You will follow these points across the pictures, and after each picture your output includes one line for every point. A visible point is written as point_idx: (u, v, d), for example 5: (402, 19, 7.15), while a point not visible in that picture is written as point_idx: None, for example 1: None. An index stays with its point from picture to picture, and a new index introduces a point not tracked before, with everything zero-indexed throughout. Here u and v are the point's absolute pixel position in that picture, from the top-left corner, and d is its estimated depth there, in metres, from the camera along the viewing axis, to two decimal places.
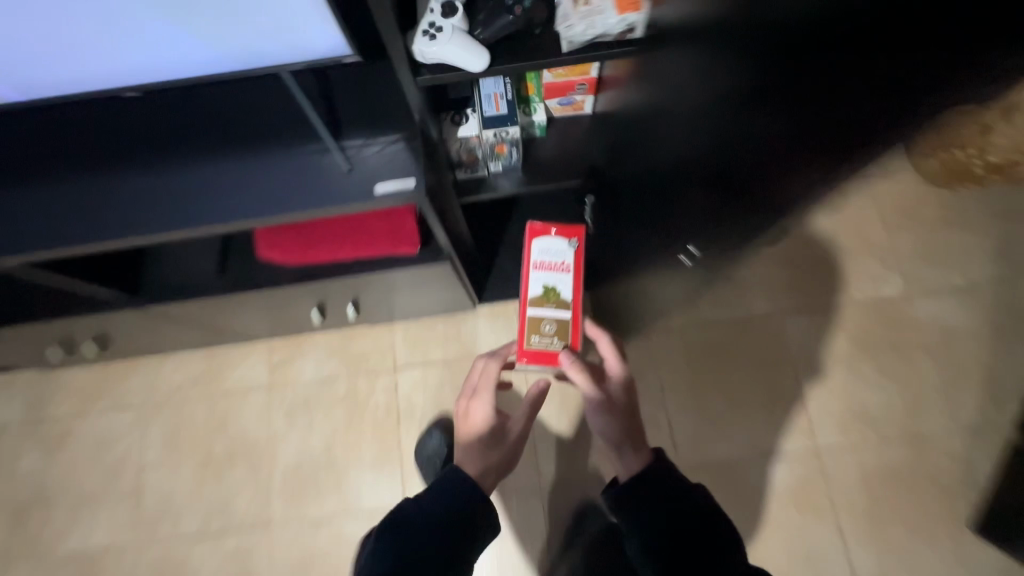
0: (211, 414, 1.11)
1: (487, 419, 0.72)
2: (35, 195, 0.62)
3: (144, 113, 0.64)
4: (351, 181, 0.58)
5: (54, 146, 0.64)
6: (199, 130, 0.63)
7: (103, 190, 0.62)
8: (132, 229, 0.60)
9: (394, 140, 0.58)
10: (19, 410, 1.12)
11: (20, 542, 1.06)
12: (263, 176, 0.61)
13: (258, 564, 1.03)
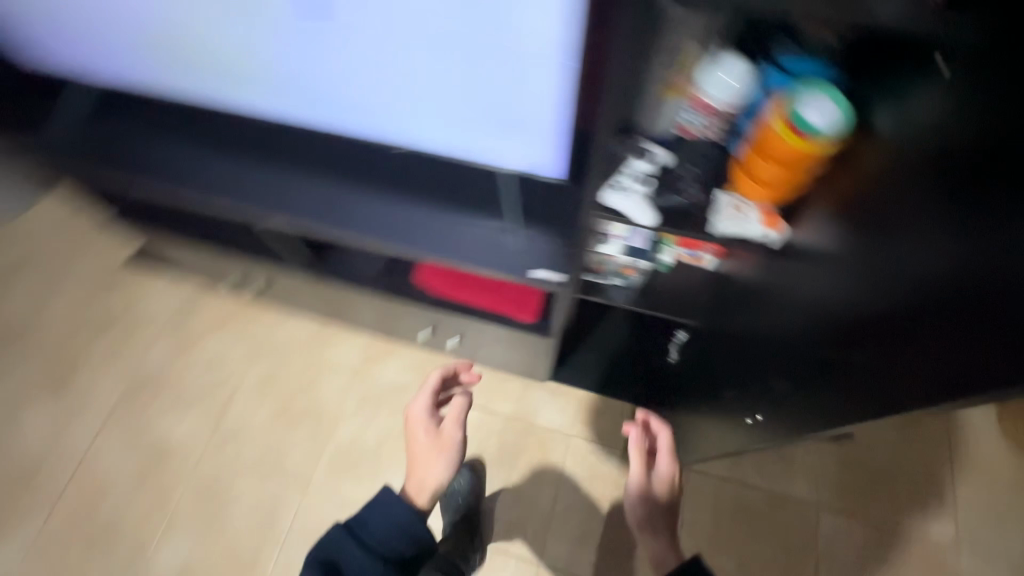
0: (302, 374, 1.32)
1: (423, 424, 0.90)
2: (293, 184, 0.84)
3: (389, 157, 0.85)
4: (514, 257, 0.77)
5: (322, 155, 0.86)
6: (419, 183, 0.83)
7: (339, 199, 0.82)
8: (343, 231, 0.80)
9: (553, 242, 0.78)
10: (174, 308, 1.42)
11: (127, 410, 1.31)
12: (451, 226, 0.80)
13: (284, 515, 1.18)
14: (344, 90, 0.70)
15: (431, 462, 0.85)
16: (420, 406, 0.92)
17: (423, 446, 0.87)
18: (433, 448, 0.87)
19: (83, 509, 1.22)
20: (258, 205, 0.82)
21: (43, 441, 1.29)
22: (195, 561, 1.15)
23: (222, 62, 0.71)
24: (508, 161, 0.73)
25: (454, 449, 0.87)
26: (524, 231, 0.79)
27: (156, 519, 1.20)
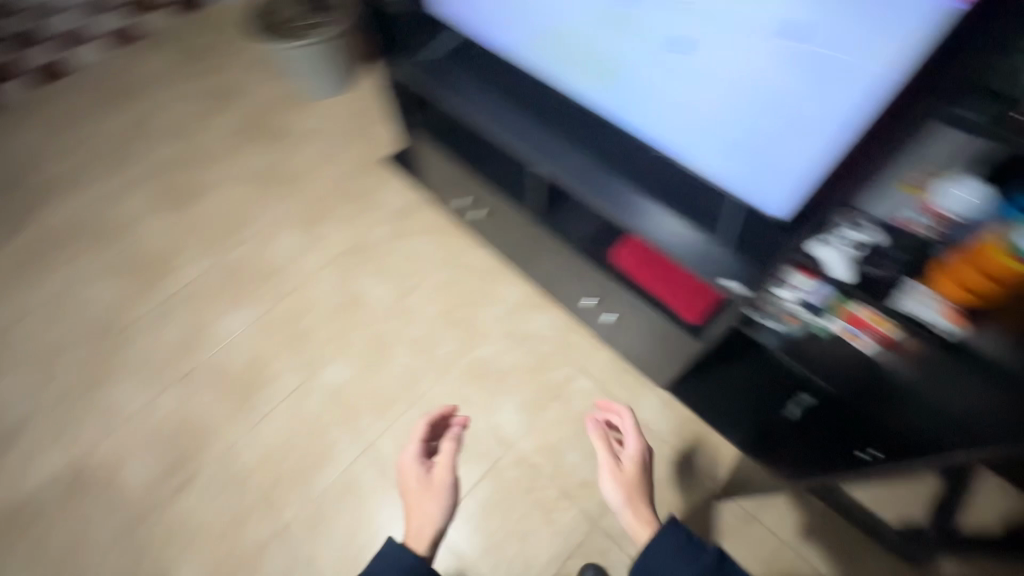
0: (471, 293, 1.62)
1: (414, 472, 1.05)
2: (569, 148, 1.11)
3: (642, 157, 1.10)
4: (715, 265, 0.96)
5: (593, 138, 1.13)
6: (658, 184, 1.06)
7: (598, 171, 1.07)
8: (595, 194, 1.04)
9: (750, 267, 0.95)
10: (401, 206, 1.80)
11: (344, 261, 1.71)
12: (674, 224, 1.01)
13: (419, 387, 1.48)
14: (657, 99, 0.95)
15: (426, 504, 1.00)
16: (411, 456, 1.07)
17: (419, 488, 1.03)
18: (429, 490, 1.02)
19: (292, 314, 1.63)
20: (541, 153, 1.10)
21: (283, 258, 1.73)
22: (348, 387, 1.50)
23: (581, 52, 1.00)
24: (747, 192, 0.92)
25: (445, 492, 1.02)
26: (731, 251, 0.97)
27: (334, 345, 1.56)
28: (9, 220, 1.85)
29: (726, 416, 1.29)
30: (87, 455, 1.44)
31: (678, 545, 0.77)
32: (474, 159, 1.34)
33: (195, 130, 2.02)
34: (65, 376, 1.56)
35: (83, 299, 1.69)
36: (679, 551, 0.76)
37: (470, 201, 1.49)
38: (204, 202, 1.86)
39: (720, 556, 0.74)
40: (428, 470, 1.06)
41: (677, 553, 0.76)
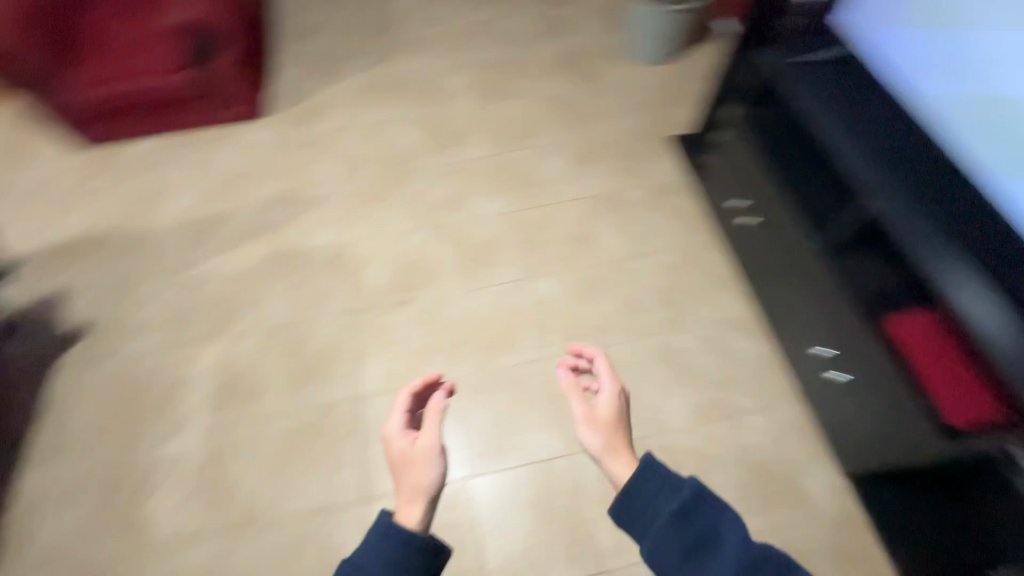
0: (694, 287, 1.66)
1: (400, 440, 1.00)
2: (910, 200, 1.10)
3: (997, 240, 1.03)
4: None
5: (947, 201, 1.09)
6: (1003, 274, 0.99)
7: (933, 232, 1.05)
8: (920, 252, 1.03)
9: None
10: (667, 180, 1.87)
11: (595, 204, 1.85)
12: (1002, 316, 0.93)
13: (611, 337, 1.59)
14: None
15: (419, 474, 0.95)
16: (395, 429, 1.01)
17: (410, 457, 0.97)
18: (418, 458, 0.96)
19: (535, 223, 1.82)
20: (880, 193, 1.12)
21: (548, 176, 1.93)
22: (553, 303, 1.66)
23: (999, 115, 1.00)
24: None
25: (432, 458, 0.96)
26: None
27: (557, 265, 1.73)
28: (370, 54, 2.31)
29: (905, 532, 1.23)
30: (351, 244, 1.79)
31: (659, 478, 0.82)
32: (789, 181, 1.48)
33: (525, 45, 2.30)
34: (360, 181, 1.94)
35: (394, 134, 2.07)
36: (659, 483, 0.82)
37: (750, 201, 1.60)
38: (507, 104, 2.13)
39: (699, 488, 0.81)
40: (411, 440, 1.01)
41: (658, 486, 0.82)
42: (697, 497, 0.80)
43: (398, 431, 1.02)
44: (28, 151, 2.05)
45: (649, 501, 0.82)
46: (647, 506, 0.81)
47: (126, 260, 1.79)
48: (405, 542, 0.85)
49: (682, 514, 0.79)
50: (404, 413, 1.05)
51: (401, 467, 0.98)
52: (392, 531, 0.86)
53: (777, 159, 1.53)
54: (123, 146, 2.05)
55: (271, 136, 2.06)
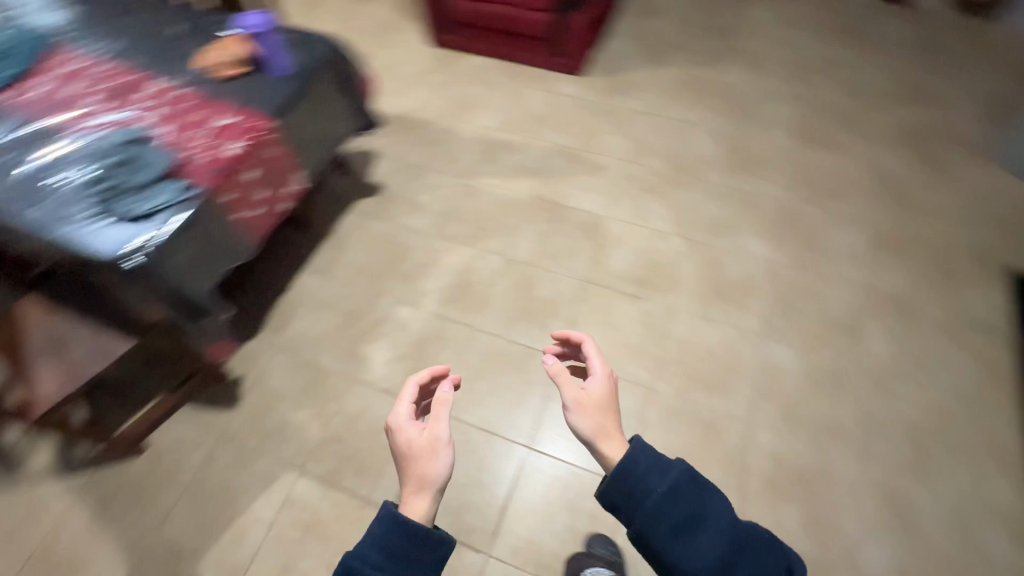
0: (963, 446, 1.40)
1: (406, 428, 0.91)
2: None
3: None
4: None
5: None
6: None
7: None
8: None
9: None
10: (980, 318, 1.59)
11: (879, 299, 1.62)
12: None
13: (837, 443, 1.41)
14: None
15: (427, 466, 0.87)
16: (405, 419, 0.91)
17: (418, 448, 0.88)
18: (427, 450, 0.88)
19: (799, 287, 1.66)
20: None
21: (837, 247, 1.73)
22: (787, 376, 1.51)
23: None
24: None
25: (439, 446, 0.88)
26: None
27: (807, 340, 1.57)
28: (702, 54, 2.27)
29: None
30: (611, 218, 1.82)
31: (650, 463, 0.81)
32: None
33: (868, 107, 2.08)
34: (641, 167, 1.95)
35: (691, 137, 2.03)
36: (651, 466, 0.81)
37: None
38: (821, 156, 1.95)
39: (689, 473, 0.81)
40: (419, 429, 0.92)
41: (650, 470, 0.81)
42: (686, 479, 0.80)
43: (407, 418, 0.92)
44: (398, 33, 2.46)
45: (639, 481, 0.80)
46: (637, 487, 0.80)
47: (429, 146, 2.06)
48: (405, 532, 0.78)
49: (670, 496, 0.79)
50: (412, 403, 0.96)
51: (407, 455, 0.89)
52: (396, 521, 0.78)
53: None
54: (465, 54, 2.33)
55: (582, 96, 2.18)
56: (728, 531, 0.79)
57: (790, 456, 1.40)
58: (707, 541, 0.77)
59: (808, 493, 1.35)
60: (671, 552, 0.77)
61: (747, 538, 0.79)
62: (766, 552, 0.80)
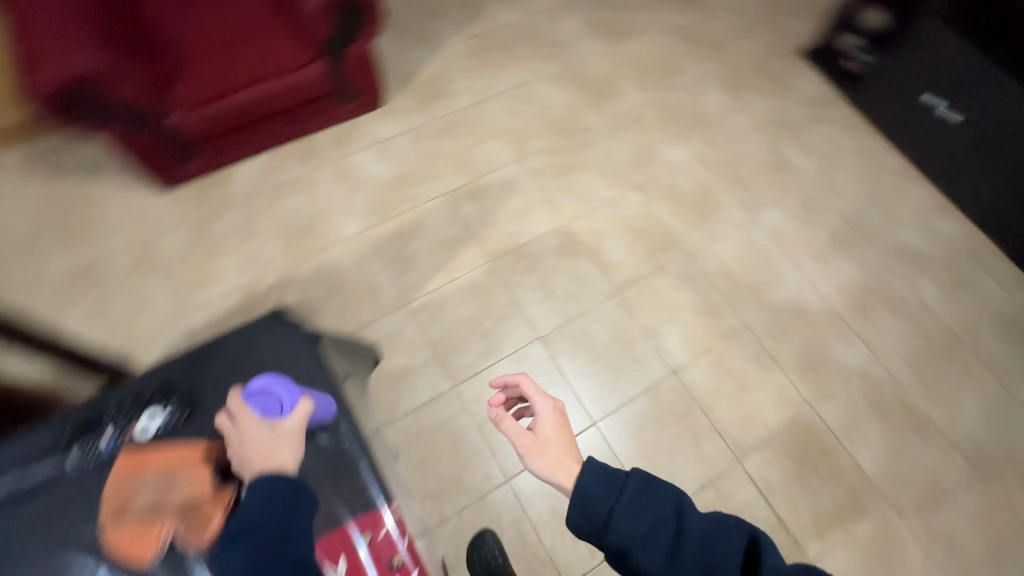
0: (889, 186, 1.81)
1: (255, 415, 0.70)
2: None
3: None
4: None
5: None
6: None
7: None
8: None
9: None
10: (816, 95, 1.97)
11: (771, 127, 1.89)
12: None
13: (851, 245, 1.70)
14: None
15: (280, 444, 0.67)
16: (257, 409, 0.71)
17: (265, 436, 0.68)
18: (282, 431, 0.69)
19: (730, 159, 1.82)
20: None
21: (713, 111, 1.91)
22: (790, 230, 1.72)
23: None
24: None
25: (293, 433, 0.69)
26: None
27: (769, 193, 1.77)
28: (457, 9, 2.02)
29: None
30: (569, 223, 1.67)
31: (606, 482, 0.69)
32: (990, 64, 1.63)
33: None
34: (536, 156, 1.77)
35: (538, 96, 1.87)
36: (607, 484, 0.69)
37: (960, 114, 1.71)
38: (631, 41, 2.02)
39: (645, 480, 0.69)
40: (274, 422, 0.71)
41: (605, 487, 0.69)
42: (644, 486, 0.69)
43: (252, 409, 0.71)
44: (95, 209, 1.56)
45: (588, 500, 0.68)
46: (596, 509, 0.68)
47: (327, 304, 1.51)
48: (286, 485, 0.63)
49: (627, 507, 0.67)
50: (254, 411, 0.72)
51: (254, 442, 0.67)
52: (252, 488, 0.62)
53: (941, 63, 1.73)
54: (232, 170, 1.64)
55: (407, 126, 1.78)
56: (700, 526, 0.66)
57: (843, 281, 1.65)
58: (682, 546, 0.65)
59: (873, 294, 1.63)
60: (643, 559, 0.65)
61: (729, 534, 0.65)
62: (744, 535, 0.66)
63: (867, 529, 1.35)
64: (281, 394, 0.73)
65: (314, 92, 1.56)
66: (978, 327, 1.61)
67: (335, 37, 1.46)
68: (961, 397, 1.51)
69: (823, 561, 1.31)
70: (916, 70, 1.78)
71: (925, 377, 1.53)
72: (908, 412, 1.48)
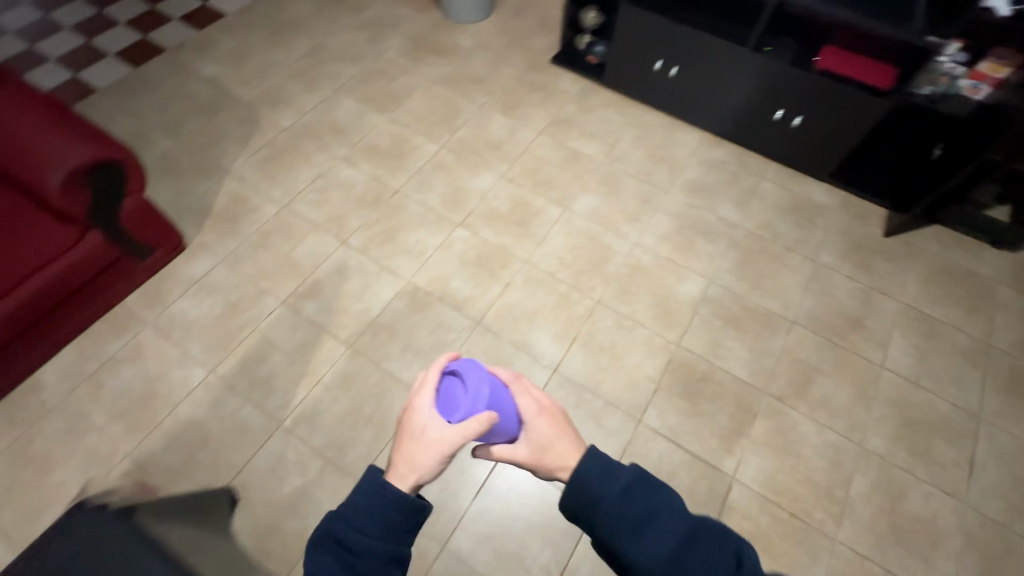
0: (663, 141, 2.09)
1: (417, 416, 0.82)
2: None
3: None
4: (896, 31, 1.51)
5: None
6: None
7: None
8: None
9: (904, 29, 1.51)
10: (577, 91, 2.24)
11: (552, 129, 2.12)
12: (851, 10, 1.55)
13: (654, 199, 1.93)
14: None
15: (417, 453, 0.79)
16: (426, 403, 0.82)
17: (420, 438, 0.80)
18: (425, 445, 0.79)
19: (529, 168, 2.00)
20: None
21: (501, 134, 2.09)
22: (602, 207, 1.90)
23: None
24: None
25: (441, 451, 0.79)
26: (907, 25, 1.51)
27: (574, 184, 1.96)
28: (234, 131, 2.05)
29: (869, 188, 1.93)
30: (412, 281, 1.72)
31: (604, 471, 0.72)
32: (683, 18, 1.86)
33: (371, 54, 2.33)
34: (358, 233, 1.81)
35: (339, 179, 1.94)
36: (604, 474, 0.71)
37: (677, 67, 1.97)
38: (408, 102, 2.17)
39: (640, 473, 0.71)
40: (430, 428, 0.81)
41: (603, 476, 0.72)
42: (639, 480, 0.71)
43: (425, 402, 0.82)
44: None
45: (584, 487, 0.71)
46: (591, 496, 0.70)
47: (194, 463, 1.40)
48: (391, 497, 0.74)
49: (620, 495, 0.69)
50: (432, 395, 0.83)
51: (400, 443, 0.81)
52: (382, 484, 0.75)
53: (643, 36, 1.96)
54: (40, 374, 1.50)
55: (221, 255, 1.75)
56: (689, 526, 0.67)
57: (660, 231, 1.85)
58: (669, 542, 0.66)
59: (687, 231, 1.85)
60: (627, 550, 0.66)
61: (716, 539, 0.66)
62: (733, 546, 0.66)
63: (762, 428, 1.49)
64: (473, 389, 0.85)
65: (103, 262, 1.50)
66: (774, 224, 1.88)
67: (101, 204, 1.44)
68: (786, 285, 1.74)
69: (741, 472, 1.42)
70: (632, 44, 2.02)
71: (754, 280, 1.75)
72: (752, 313, 1.68)
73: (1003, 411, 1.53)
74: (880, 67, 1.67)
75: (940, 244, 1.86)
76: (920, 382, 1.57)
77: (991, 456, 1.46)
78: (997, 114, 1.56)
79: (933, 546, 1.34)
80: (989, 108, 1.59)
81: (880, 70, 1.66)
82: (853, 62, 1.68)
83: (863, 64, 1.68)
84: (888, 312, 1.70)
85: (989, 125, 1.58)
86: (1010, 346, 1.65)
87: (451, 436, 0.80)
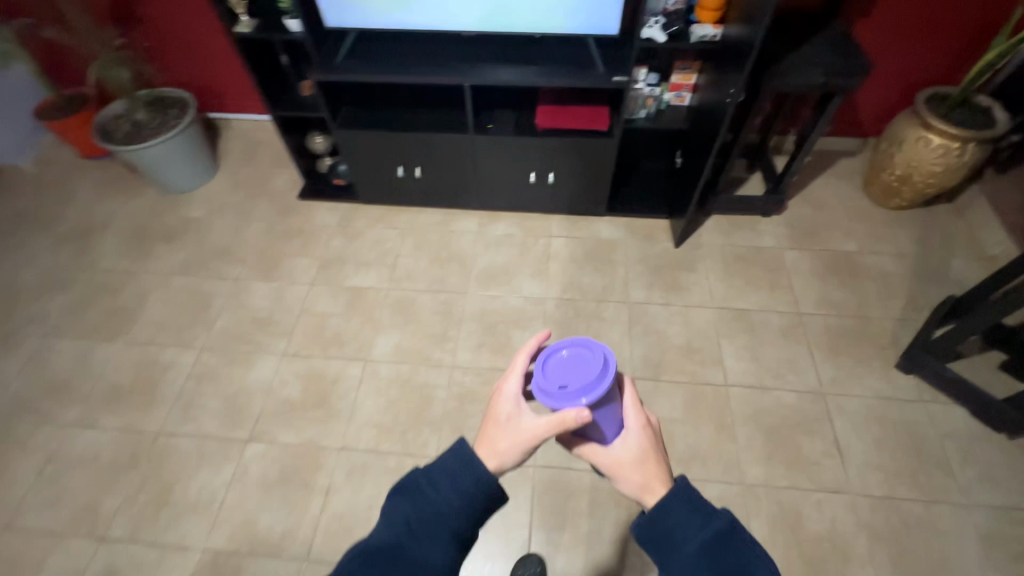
0: (443, 238, 1.95)
1: (504, 399, 0.75)
2: (453, 63, 1.58)
3: (487, 49, 1.61)
4: (588, 80, 1.51)
5: (454, 54, 1.60)
6: (517, 56, 1.59)
7: (470, 69, 1.55)
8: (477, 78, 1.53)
9: (592, 76, 1.52)
10: (338, 220, 2.04)
11: (325, 274, 1.88)
12: (540, 73, 1.53)
13: (456, 307, 1.77)
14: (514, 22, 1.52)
15: (501, 436, 0.72)
16: (513, 384, 0.75)
17: (506, 417, 0.73)
18: (510, 426, 0.72)
19: (312, 332, 1.73)
20: (444, 72, 1.55)
21: (268, 304, 1.81)
22: (406, 340, 1.70)
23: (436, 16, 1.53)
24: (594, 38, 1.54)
25: (529, 439, 0.70)
26: (595, 72, 1.53)
27: (368, 328, 1.73)
28: None
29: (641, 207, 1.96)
30: (210, 545, 1.35)
31: (693, 511, 0.63)
32: (399, 123, 1.76)
33: (82, 271, 1.92)
34: (122, 514, 1.40)
35: (78, 452, 1.51)
36: (692, 513, 0.63)
37: (419, 167, 1.85)
38: (145, 313, 1.80)
39: (733, 524, 0.61)
40: (519, 411, 0.73)
41: (691, 514, 0.63)
42: (731, 534, 0.61)
43: (515, 387, 0.75)
44: None
45: (667, 519, 0.63)
46: (670, 534, 0.62)
47: None
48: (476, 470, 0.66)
49: (710, 542, 0.60)
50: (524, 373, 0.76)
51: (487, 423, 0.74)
52: (471, 456, 0.67)
53: (370, 151, 1.82)
54: None
55: None
56: None
57: (473, 340, 1.68)
58: None
59: (500, 327, 1.71)
60: None
61: None
62: None
63: None
64: (577, 369, 0.70)
65: None
66: (578, 279, 1.81)
67: None
68: (612, 341, 1.66)
69: None
70: (364, 162, 1.87)
71: None
72: None
73: (839, 376, 1.56)
74: (594, 110, 1.69)
75: (724, 233, 1.92)
76: (764, 384, 1.55)
77: (849, 428, 1.47)
78: (702, 121, 1.64)
79: (845, 561, 1.27)
80: (697, 116, 1.67)
81: (596, 112, 1.68)
82: (569, 112, 1.68)
83: (579, 110, 1.69)
84: (709, 325, 1.68)
85: (702, 130, 1.66)
86: (816, 306, 1.72)
87: (538, 426, 0.70)
